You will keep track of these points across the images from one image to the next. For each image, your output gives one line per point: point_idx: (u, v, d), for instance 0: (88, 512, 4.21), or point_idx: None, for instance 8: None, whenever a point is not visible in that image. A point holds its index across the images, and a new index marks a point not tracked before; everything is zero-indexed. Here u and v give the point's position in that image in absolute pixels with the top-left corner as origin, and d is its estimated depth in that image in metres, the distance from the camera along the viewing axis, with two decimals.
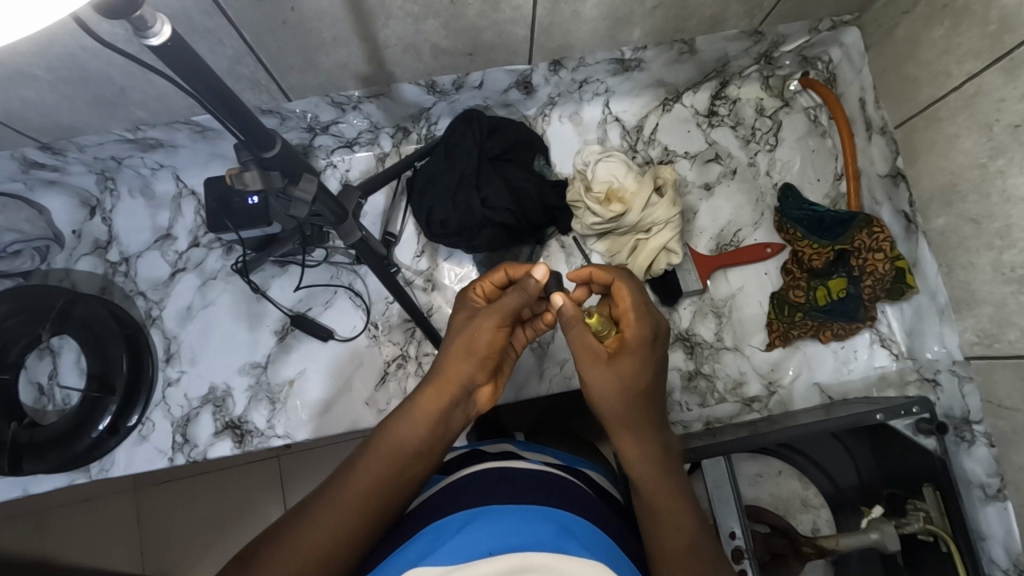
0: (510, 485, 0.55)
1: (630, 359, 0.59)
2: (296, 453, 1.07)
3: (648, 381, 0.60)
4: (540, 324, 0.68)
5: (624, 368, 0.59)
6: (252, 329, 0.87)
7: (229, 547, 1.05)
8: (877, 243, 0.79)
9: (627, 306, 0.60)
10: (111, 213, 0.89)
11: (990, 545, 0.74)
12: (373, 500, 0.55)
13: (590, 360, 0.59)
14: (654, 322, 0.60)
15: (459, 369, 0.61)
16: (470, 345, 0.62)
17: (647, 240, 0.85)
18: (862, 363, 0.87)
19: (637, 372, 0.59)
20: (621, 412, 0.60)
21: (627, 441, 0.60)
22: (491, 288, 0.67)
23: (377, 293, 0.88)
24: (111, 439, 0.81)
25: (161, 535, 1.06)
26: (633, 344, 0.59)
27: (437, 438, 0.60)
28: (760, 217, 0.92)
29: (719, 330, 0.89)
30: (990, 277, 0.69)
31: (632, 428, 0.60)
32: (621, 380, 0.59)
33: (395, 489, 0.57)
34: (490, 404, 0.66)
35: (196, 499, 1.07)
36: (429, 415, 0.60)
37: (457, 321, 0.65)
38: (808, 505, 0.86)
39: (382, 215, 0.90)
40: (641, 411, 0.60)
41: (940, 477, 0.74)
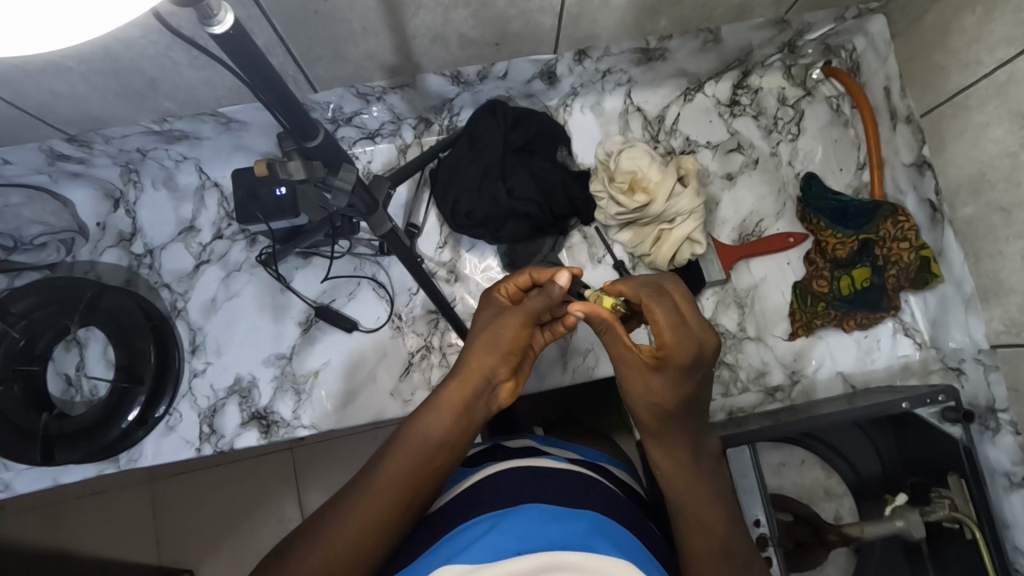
0: (537, 484, 0.56)
1: (664, 374, 0.58)
2: (314, 445, 1.08)
3: (689, 398, 0.59)
4: (559, 325, 0.68)
5: (659, 382, 0.58)
6: (277, 320, 0.88)
7: (246, 538, 1.06)
8: (903, 233, 0.81)
9: (660, 323, 0.57)
10: (134, 205, 0.89)
11: (1016, 533, 0.77)
12: (398, 494, 0.55)
13: (632, 369, 0.60)
14: (694, 340, 0.57)
15: (485, 361, 0.62)
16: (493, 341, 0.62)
17: (671, 231, 0.84)
18: (885, 353, 0.87)
19: (672, 391, 0.58)
20: (655, 422, 0.60)
21: (660, 447, 0.61)
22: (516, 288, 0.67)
23: (401, 284, 0.89)
24: (139, 429, 0.82)
25: (179, 527, 1.07)
26: (667, 360, 0.57)
27: (459, 432, 0.60)
28: (783, 207, 0.92)
29: (741, 320, 0.88)
30: (1019, 266, 0.69)
31: (664, 438, 0.60)
32: (654, 393, 0.59)
33: (421, 481, 0.57)
34: (513, 398, 0.67)
35: (215, 492, 1.08)
36: (451, 408, 0.60)
37: (480, 318, 0.66)
38: (831, 494, 0.87)
39: (405, 206, 0.90)
40: (676, 423, 0.60)
41: (965, 468, 0.75)
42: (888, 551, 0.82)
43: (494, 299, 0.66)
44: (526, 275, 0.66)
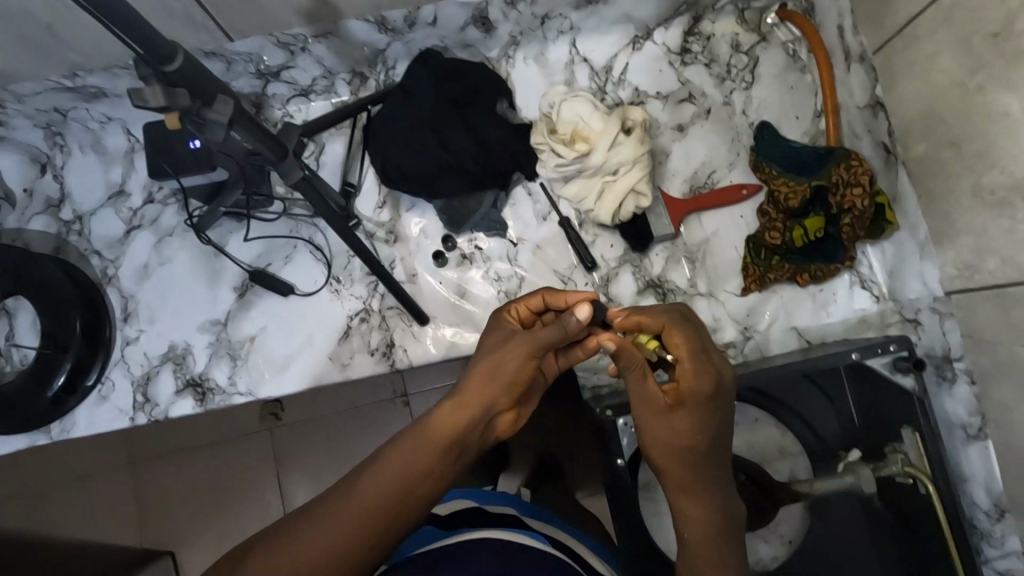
0: (500, 556, 0.52)
1: (687, 412, 0.56)
2: (290, 427, 1.11)
3: (709, 438, 0.56)
4: (577, 352, 0.63)
5: (680, 421, 0.56)
6: (211, 286, 0.85)
7: (227, 521, 1.08)
8: (855, 178, 0.76)
9: (681, 352, 0.56)
10: (62, 170, 0.86)
11: (972, 488, 0.74)
12: (376, 513, 0.51)
13: (649, 411, 0.57)
14: (713, 372, 0.55)
15: (486, 388, 0.58)
16: (498, 364, 0.58)
17: (615, 182, 0.81)
18: (842, 306, 0.83)
19: (696, 429, 0.55)
20: (677, 471, 0.56)
21: (683, 502, 0.56)
22: (527, 312, 0.64)
23: (338, 247, 0.85)
24: (70, 399, 0.80)
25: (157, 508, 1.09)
26: (691, 396, 0.55)
27: (453, 458, 0.55)
28: (736, 157, 0.88)
29: (692, 276, 0.85)
30: (970, 204, 0.65)
31: (687, 488, 0.56)
32: (679, 436, 0.55)
33: (396, 517, 0.51)
34: (510, 430, 0.62)
35: (196, 471, 1.10)
36: (447, 430, 0.55)
37: (489, 338, 0.62)
38: (785, 453, 0.83)
39: (341, 166, 0.87)
40: (692, 470, 0.56)
41: (918, 419, 0.73)
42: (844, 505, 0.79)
43: (504, 322, 0.62)
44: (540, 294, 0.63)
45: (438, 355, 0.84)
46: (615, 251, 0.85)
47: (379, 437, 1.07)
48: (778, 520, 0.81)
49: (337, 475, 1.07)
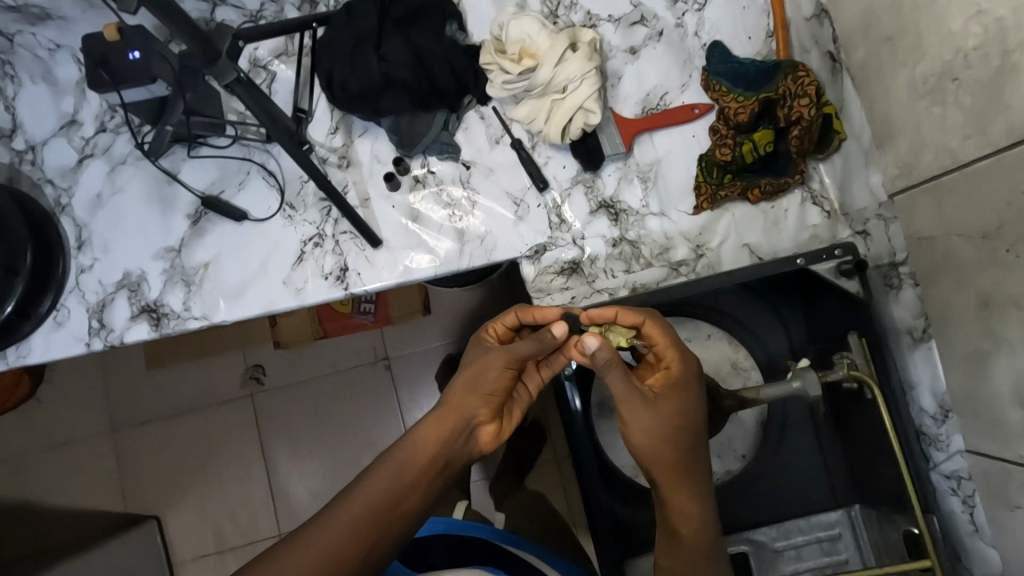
0: None
1: (673, 391, 0.64)
2: (271, 395, 1.40)
3: (692, 417, 0.64)
4: (557, 360, 0.72)
5: (671, 409, 0.63)
6: (164, 213, 0.85)
7: (213, 477, 1.39)
8: (803, 88, 0.76)
9: (673, 351, 0.65)
10: (14, 100, 0.86)
11: (919, 394, 0.74)
12: (373, 520, 0.60)
13: (636, 401, 0.62)
14: (693, 357, 0.66)
15: (467, 398, 0.69)
16: (476, 382, 0.70)
17: (563, 101, 0.81)
18: (794, 223, 0.84)
19: (680, 408, 0.64)
20: (672, 461, 0.63)
21: (667, 489, 0.64)
22: (504, 329, 0.74)
23: (291, 172, 0.86)
24: (24, 324, 0.80)
25: (144, 475, 1.39)
26: (679, 379, 0.64)
27: (436, 467, 0.66)
28: (688, 79, 0.87)
29: (644, 196, 0.85)
30: (905, 98, 0.65)
31: (680, 475, 0.63)
32: (669, 419, 0.63)
33: (398, 509, 0.62)
34: (494, 444, 0.71)
35: (185, 436, 1.40)
36: (432, 442, 0.66)
37: (468, 359, 0.73)
38: (738, 368, 0.85)
39: (293, 92, 0.87)
40: (684, 458, 0.63)
41: (865, 324, 0.73)
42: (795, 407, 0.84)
43: (484, 341, 0.73)
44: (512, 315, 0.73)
45: (392, 278, 0.84)
46: (567, 172, 0.85)
47: (362, 394, 1.39)
48: (730, 437, 0.86)
49: (311, 433, 1.39)
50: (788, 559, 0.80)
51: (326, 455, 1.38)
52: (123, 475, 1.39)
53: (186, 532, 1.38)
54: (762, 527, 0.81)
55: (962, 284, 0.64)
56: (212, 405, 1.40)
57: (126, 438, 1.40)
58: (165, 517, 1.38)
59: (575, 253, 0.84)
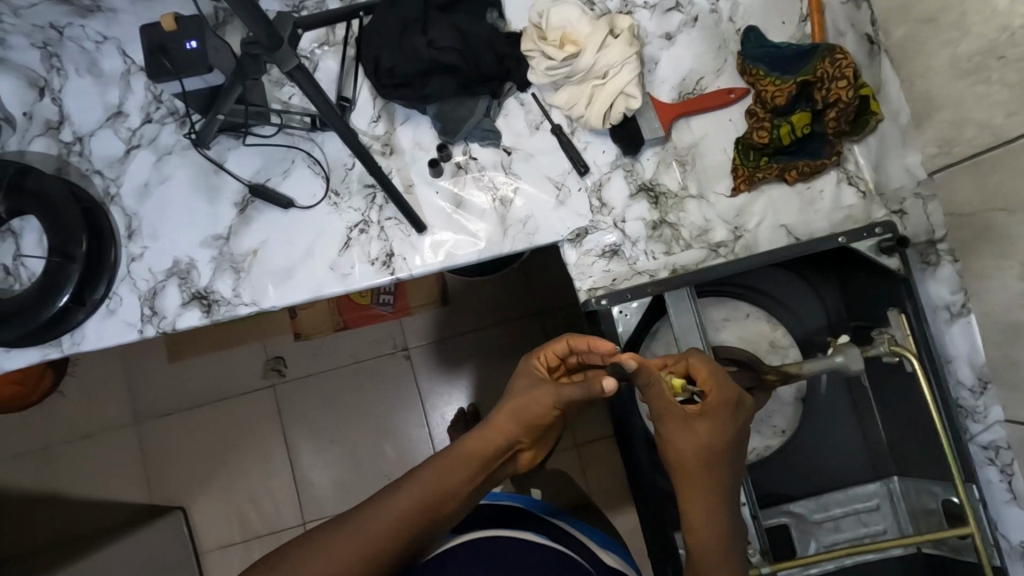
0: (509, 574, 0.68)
1: (705, 419, 0.64)
2: (293, 384, 1.42)
3: (725, 445, 0.64)
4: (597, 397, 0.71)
5: (701, 428, 0.64)
6: (211, 202, 0.87)
7: (239, 468, 1.41)
8: (840, 71, 0.77)
9: (705, 374, 0.64)
10: (60, 93, 0.87)
11: (957, 366, 0.75)
12: (408, 522, 0.66)
13: (671, 417, 0.64)
14: (731, 391, 0.64)
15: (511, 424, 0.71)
16: (523, 416, 0.71)
17: (605, 85, 0.82)
18: (829, 204, 0.85)
19: (713, 435, 0.64)
20: (695, 477, 0.64)
21: (692, 507, 0.64)
22: (554, 356, 0.72)
23: (336, 159, 0.87)
24: (78, 311, 0.82)
25: (168, 467, 1.40)
26: (712, 408, 0.64)
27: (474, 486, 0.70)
28: (723, 64, 0.89)
29: (683, 179, 0.87)
30: (949, 76, 0.67)
31: (703, 491, 0.64)
32: (697, 441, 0.64)
33: (427, 524, 0.67)
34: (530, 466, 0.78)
35: (210, 426, 1.41)
36: (474, 461, 0.70)
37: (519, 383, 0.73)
38: (776, 346, 0.87)
39: (336, 80, 0.88)
40: (709, 477, 0.64)
41: (904, 299, 0.75)
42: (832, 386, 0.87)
43: (535, 369, 0.72)
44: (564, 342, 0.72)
45: (436, 263, 0.86)
46: (607, 156, 0.87)
47: (385, 382, 1.41)
48: (770, 412, 0.87)
49: (335, 423, 1.40)
50: (826, 531, 0.83)
51: (350, 445, 1.40)
52: (149, 467, 1.40)
53: (210, 522, 1.39)
54: (801, 500, 0.84)
55: (1004, 257, 0.66)
56: (235, 398, 1.42)
57: (147, 431, 1.41)
58: (189, 508, 1.39)
59: (615, 237, 0.86)
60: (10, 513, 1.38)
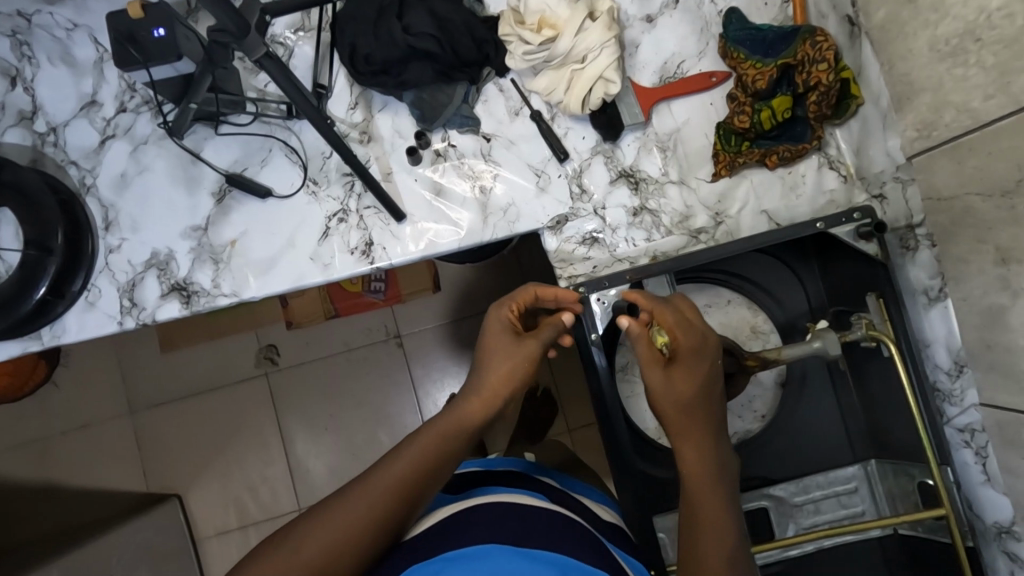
0: (513, 528, 0.62)
1: (681, 361, 0.67)
2: (283, 372, 1.42)
3: (705, 386, 0.67)
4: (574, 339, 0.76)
5: (680, 372, 0.67)
6: (189, 192, 0.86)
7: (232, 455, 1.42)
8: (821, 53, 0.77)
9: (670, 322, 0.68)
10: (32, 82, 0.86)
11: (934, 350, 0.75)
12: (413, 474, 0.62)
13: (652, 365, 0.67)
14: (701, 335, 0.68)
15: (501, 374, 0.70)
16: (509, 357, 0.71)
17: (583, 70, 0.81)
18: (810, 188, 0.85)
19: (691, 376, 0.67)
20: (680, 421, 0.66)
21: (687, 447, 0.65)
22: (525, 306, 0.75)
23: (313, 147, 0.86)
24: (57, 304, 0.82)
25: (161, 455, 1.41)
26: (685, 350, 0.67)
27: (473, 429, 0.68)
28: (705, 47, 0.88)
29: (664, 165, 0.86)
30: (927, 59, 0.66)
31: (697, 434, 0.66)
32: (680, 383, 0.66)
33: (433, 478, 0.63)
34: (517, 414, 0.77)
35: (202, 414, 1.42)
36: (470, 406, 0.69)
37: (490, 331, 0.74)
38: (757, 331, 0.88)
39: (312, 68, 0.87)
40: (695, 420, 0.66)
41: (883, 284, 0.75)
42: (814, 369, 0.88)
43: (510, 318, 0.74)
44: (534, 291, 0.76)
45: (418, 252, 0.85)
46: (587, 142, 0.86)
47: (374, 369, 1.41)
48: (750, 398, 0.89)
49: (325, 410, 1.41)
50: (806, 513, 0.83)
51: (340, 432, 1.40)
52: (142, 456, 1.41)
53: (205, 509, 1.40)
54: (781, 483, 0.83)
55: (980, 242, 0.66)
56: (227, 385, 1.42)
57: (139, 421, 1.42)
58: (184, 496, 1.41)
59: (596, 224, 0.86)
60: (6, 504, 1.39)
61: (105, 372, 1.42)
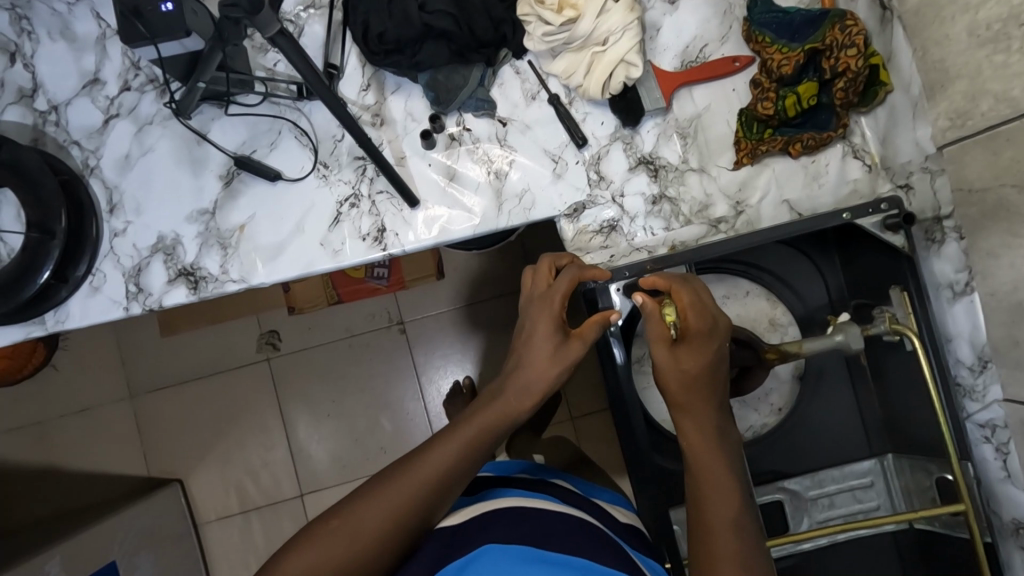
0: (534, 531, 0.61)
1: (690, 340, 0.65)
2: (288, 358, 1.40)
3: (713, 365, 0.65)
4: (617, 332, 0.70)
5: (688, 352, 0.64)
6: (196, 175, 0.83)
7: (235, 440, 1.40)
8: (851, 39, 0.74)
9: (685, 301, 0.66)
10: (32, 58, 0.83)
11: (957, 345, 0.74)
12: (439, 474, 0.61)
13: (659, 343, 0.65)
14: (711, 315, 0.66)
15: (541, 374, 0.65)
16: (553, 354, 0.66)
17: (604, 53, 0.78)
18: (834, 178, 0.83)
19: (700, 354, 0.64)
20: (684, 395, 0.64)
21: (688, 420, 0.64)
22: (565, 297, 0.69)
23: (324, 130, 0.84)
24: (61, 288, 0.80)
25: (164, 440, 1.40)
26: (695, 330, 0.65)
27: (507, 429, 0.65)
28: (728, 30, 0.85)
29: (684, 152, 0.84)
30: (965, 45, 0.64)
31: (699, 408, 0.64)
32: (689, 360, 0.64)
33: (471, 470, 0.63)
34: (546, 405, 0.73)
35: (205, 400, 1.41)
36: (508, 405, 0.65)
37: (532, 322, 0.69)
38: (776, 324, 0.87)
39: (322, 46, 0.84)
40: (700, 394, 0.64)
41: (908, 276, 0.73)
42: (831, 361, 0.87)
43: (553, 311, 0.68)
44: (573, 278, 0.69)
45: (430, 238, 0.83)
46: (606, 128, 0.84)
47: (378, 356, 1.40)
48: (767, 391, 0.87)
49: (329, 398, 1.40)
50: (820, 508, 0.83)
51: (344, 419, 1.39)
52: (144, 441, 1.40)
53: (210, 494, 1.40)
54: (796, 477, 0.83)
55: (1014, 235, 0.64)
56: (230, 370, 1.41)
57: (141, 406, 1.40)
58: (188, 480, 1.40)
59: (614, 212, 0.84)
60: (7, 487, 1.38)
61: (107, 356, 1.40)
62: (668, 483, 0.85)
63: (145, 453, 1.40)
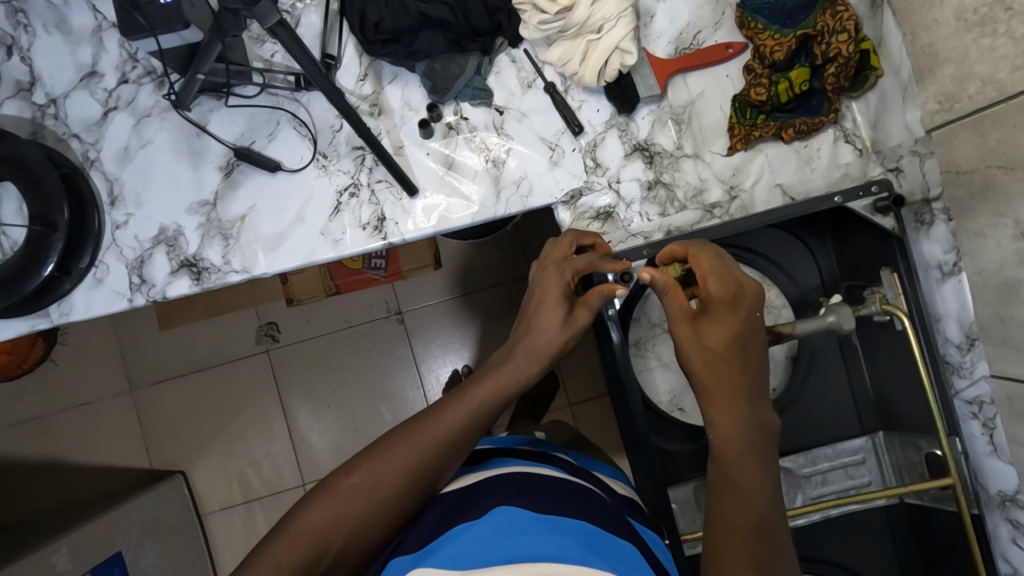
0: (538, 497, 0.62)
1: (713, 314, 0.64)
2: (287, 349, 1.42)
3: (741, 342, 0.64)
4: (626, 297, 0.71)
5: (711, 328, 0.64)
6: (196, 167, 0.84)
7: (237, 430, 1.42)
8: (841, 24, 0.75)
9: (705, 268, 0.65)
10: (29, 51, 0.83)
11: (945, 324, 0.76)
12: (448, 435, 0.63)
13: (682, 320, 0.65)
14: (736, 282, 0.65)
15: (549, 341, 0.67)
16: (564, 321, 0.68)
17: (599, 41, 0.79)
18: (826, 162, 0.85)
19: (724, 327, 0.64)
20: (717, 375, 0.62)
21: (719, 406, 0.62)
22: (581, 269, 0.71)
23: (323, 120, 0.84)
24: (65, 280, 0.81)
25: (166, 431, 1.41)
26: (716, 301, 0.65)
27: (515, 392, 0.67)
28: (721, 17, 0.86)
29: (678, 138, 0.85)
30: (954, 28, 0.65)
31: (730, 393, 0.62)
32: (717, 338, 0.63)
33: (479, 431, 0.65)
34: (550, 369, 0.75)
35: (207, 391, 1.42)
36: (517, 369, 0.67)
37: (542, 287, 0.70)
38: (769, 306, 0.88)
39: (319, 37, 0.84)
40: (731, 375, 0.62)
41: (898, 257, 0.75)
42: (824, 341, 0.89)
43: (561, 278, 0.69)
44: (589, 261, 0.71)
45: (429, 227, 0.84)
46: (603, 115, 0.85)
47: (377, 347, 1.41)
48: None
49: (331, 387, 1.41)
50: (814, 484, 0.85)
51: (344, 409, 1.41)
52: (147, 432, 1.41)
53: (213, 483, 1.41)
54: (790, 455, 0.85)
55: (999, 215, 0.65)
56: (230, 361, 1.42)
57: (142, 398, 1.41)
58: (191, 470, 1.41)
59: (610, 198, 0.85)
60: (10, 481, 1.39)
61: (107, 349, 1.41)
62: (665, 463, 0.87)
63: (147, 444, 1.41)
